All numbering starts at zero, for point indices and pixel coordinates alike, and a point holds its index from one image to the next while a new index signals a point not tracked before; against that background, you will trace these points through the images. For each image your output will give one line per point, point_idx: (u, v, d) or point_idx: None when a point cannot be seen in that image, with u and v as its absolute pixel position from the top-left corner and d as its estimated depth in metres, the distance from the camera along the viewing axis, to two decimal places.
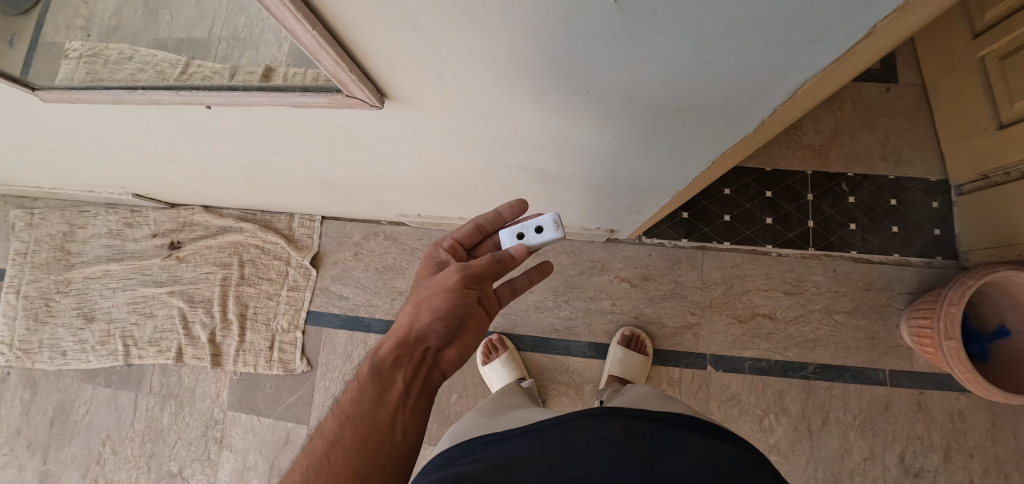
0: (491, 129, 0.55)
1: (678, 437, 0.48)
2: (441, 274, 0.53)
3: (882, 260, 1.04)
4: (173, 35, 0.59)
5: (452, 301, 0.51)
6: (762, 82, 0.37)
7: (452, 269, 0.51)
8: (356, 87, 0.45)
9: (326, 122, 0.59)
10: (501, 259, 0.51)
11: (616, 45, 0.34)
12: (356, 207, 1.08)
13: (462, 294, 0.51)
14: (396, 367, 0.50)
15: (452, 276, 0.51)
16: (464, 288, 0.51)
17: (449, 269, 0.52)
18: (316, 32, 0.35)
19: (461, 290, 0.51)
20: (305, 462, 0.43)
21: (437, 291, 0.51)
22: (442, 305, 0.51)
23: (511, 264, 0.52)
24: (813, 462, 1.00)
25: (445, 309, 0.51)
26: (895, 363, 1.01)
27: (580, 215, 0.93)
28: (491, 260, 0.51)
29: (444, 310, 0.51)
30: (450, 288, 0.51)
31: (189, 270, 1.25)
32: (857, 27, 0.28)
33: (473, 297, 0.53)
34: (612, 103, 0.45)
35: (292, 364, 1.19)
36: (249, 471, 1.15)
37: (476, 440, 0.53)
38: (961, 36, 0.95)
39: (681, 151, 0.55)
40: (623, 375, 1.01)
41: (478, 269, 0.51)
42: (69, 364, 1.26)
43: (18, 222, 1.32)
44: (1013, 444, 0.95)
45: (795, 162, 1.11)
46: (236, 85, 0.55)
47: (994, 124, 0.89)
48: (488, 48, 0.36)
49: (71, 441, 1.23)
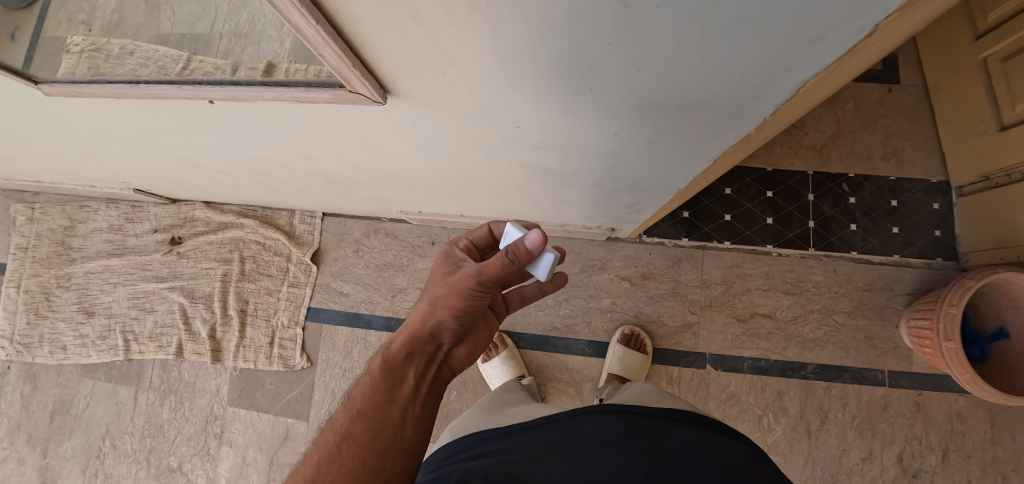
0: (495, 126, 0.55)
1: (680, 433, 0.48)
2: (457, 274, 0.53)
3: (882, 260, 1.05)
4: (175, 31, 0.59)
5: (467, 302, 0.52)
6: (766, 80, 0.37)
7: (470, 271, 0.52)
8: (361, 84, 0.45)
9: (328, 116, 0.59)
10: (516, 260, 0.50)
11: (620, 42, 0.34)
12: (356, 203, 1.09)
13: (477, 295, 0.52)
14: (408, 362, 0.50)
15: (468, 278, 0.51)
16: (478, 290, 0.52)
17: (467, 270, 0.52)
18: (320, 26, 0.35)
19: (478, 292, 0.52)
20: (314, 455, 0.43)
21: (452, 291, 0.52)
22: (458, 304, 0.51)
23: (521, 261, 0.51)
24: (812, 461, 1.00)
25: (461, 308, 0.52)
26: (894, 364, 1.02)
27: (581, 213, 0.93)
28: (505, 260, 0.50)
29: (459, 309, 0.52)
30: (466, 289, 0.51)
31: (189, 266, 1.25)
32: (860, 26, 0.28)
33: (487, 299, 0.54)
34: (615, 101, 0.45)
35: (292, 360, 1.19)
36: (249, 466, 1.15)
37: (477, 435, 0.54)
38: (962, 37, 0.95)
39: (684, 149, 0.55)
40: (622, 374, 1.02)
41: (491, 272, 0.51)
42: (69, 359, 1.26)
43: (18, 217, 1.32)
44: (1012, 445, 0.95)
45: (796, 161, 1.11)
46: (241, 80, 0.56)
47: (996, 125, 0.89)
48: (493, 44, 0.36)
49: (71, 435, 1.23)
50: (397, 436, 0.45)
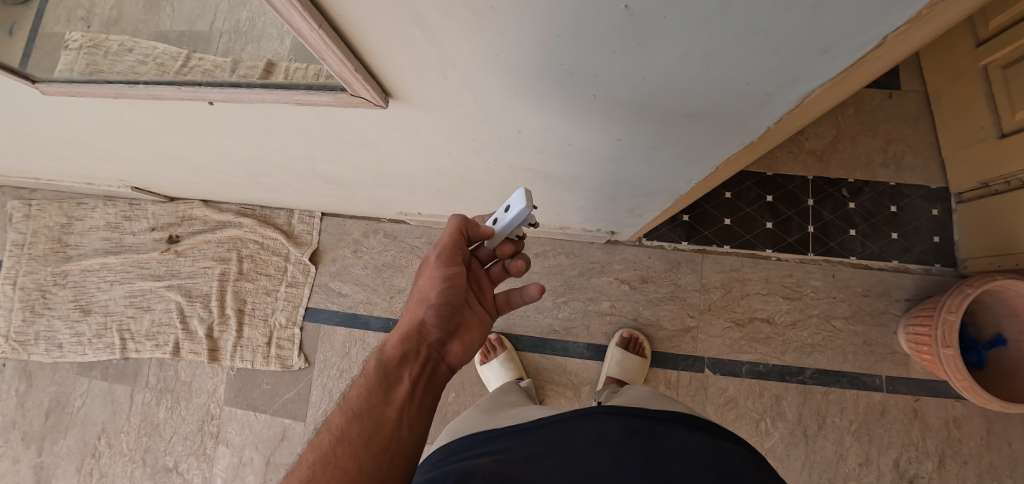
0: (497, 131, 0.55)
1: (680, 436, 0.48)
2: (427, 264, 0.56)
3: (881, 266, 1.05)
4: (174, 28, 0.59)
5: (439, 284, 0.52)
6: (771, 90, 0.37)
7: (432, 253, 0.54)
8: (363, 88, 0.45)
9: (328, 118, 0.59)
10: (463, 219, 0.53)
11: (624, 50, 0.34)
12: (356, 205, 1.08)
13: (446, 273, 0.53)
14: (402, 364, 0.50)
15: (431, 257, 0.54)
16: (445, 266, 0.53)
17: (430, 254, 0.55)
18: (322, 31, 0.34)
19: (443, 272, 0.53)
20: (310, 456, 0.42)
21: (424, 280, 0.54)
22: (432, 292, 0.52)
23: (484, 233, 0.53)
24: (808, 466, 1.00)
25: (435, 297, 0.52)
26: (892, 369, 1.02)
27: (581, 216, 0.92)
28: (455, 226, 0.53)
29: (436, 298, 0.52)
30: (432, 268, 0.53)
31: (187, 265, 1.24)
32: (868, 39, 0.28)
33: (462, 281, 0.54)
34: (616, 107, 0.45)
35: (289, 361, 1.18)
36: (245, 467, 1.15)
37: (476, 436, 0.54)
38: (963, 44, 0.95)
39: (685, 155, 0.55)
40: (620, 377, 1.02)
41: (448, 242, 0.53)
42: (65, 357, 1.25)
43: (16, 214, 1.32)
44: (1007, 452, 0.96)
45: (796, 166, 1.11)
46: (240, 80, 0.55)
47: (995, 133, 0.90)
48: (496, 51, 0.36)
49: (67, 433, 1.23)
50: (393, 438, 0.44)
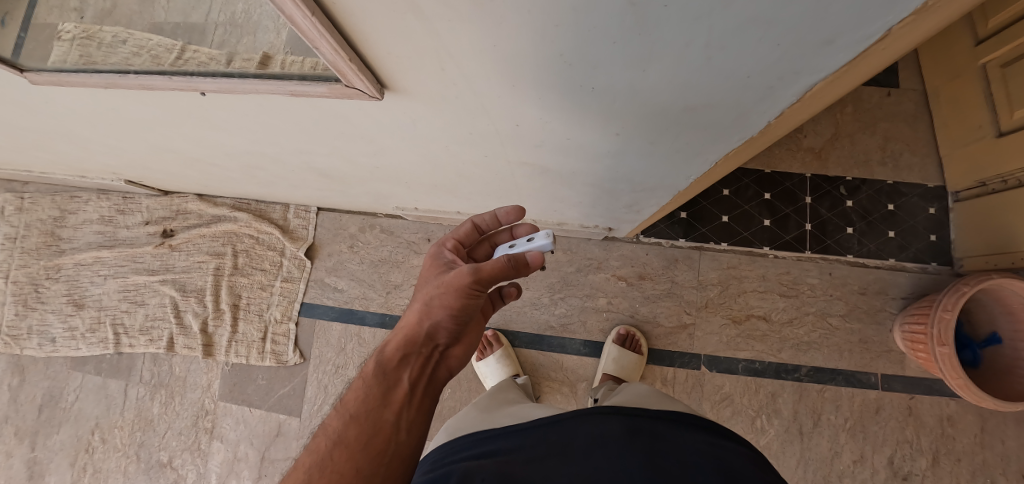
0: (493, 124, 0.54)
1: (680, 436, 0.48)
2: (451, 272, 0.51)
3: (877, 264, 1.05)
4: (168, 19, 0.57)
5: (462, 301, 0.49)
6: (772, 83, 0.37)
7: (463, 270, 0.49)
8: (357, 78, 0.44)
9: (323, 111, 0.58)
10: (512, 263, 0.48)
11: (624, 42, 0.33)
12: (352, 199, 1.08)
13: (472, 295, 0.49)
14: (402, 365, 0.49)
15: (463, 276, 0.48)
16: (475, 289, 0.49)
17: (460, 268, 0.50)
18: (315, 18, 0.34)
19: (470, 292, 0.49)
20: (306, 460, 0.42)
21: (447, 290, 0.49)
22: (454, 303, 0.49)
23: (524, 272, 0.51)
24: (803, 463, 1.01)
25: (456, 308, 0.49)
26: (887, 367, 1.02)
27: (579, 212, 0.92)
28: (505, 264, 0.48)
29: (454, 308, 0.49)
30: (461, 288, 0.49)
31: (182, 259, 1.23)
32: (872, 29, 0.27)
33: (485, 297, 0.51)
34: (616, 100, 0.45)
35: (285, 356, 1.18)
36: (239, 463, 1.14)
37: (473, 435, 0.54)
38: (963, 43, 0.94)
39: (684, 151, 0.55)
40: (617, 374, 1.02)
41: (489, 273, 0.48)
42: (58, 351, 1.24)
43: (7, 207, 1.30)
44: (1001, 449, 0.96)
45: (794, 163, 1.11)
46: (233, 72, 0.54)
47: (994, 131, 0.90)
48: (494, 41, 0.36)
49: (60, 428, 1.22)
50: (391, 441, 0.44)
